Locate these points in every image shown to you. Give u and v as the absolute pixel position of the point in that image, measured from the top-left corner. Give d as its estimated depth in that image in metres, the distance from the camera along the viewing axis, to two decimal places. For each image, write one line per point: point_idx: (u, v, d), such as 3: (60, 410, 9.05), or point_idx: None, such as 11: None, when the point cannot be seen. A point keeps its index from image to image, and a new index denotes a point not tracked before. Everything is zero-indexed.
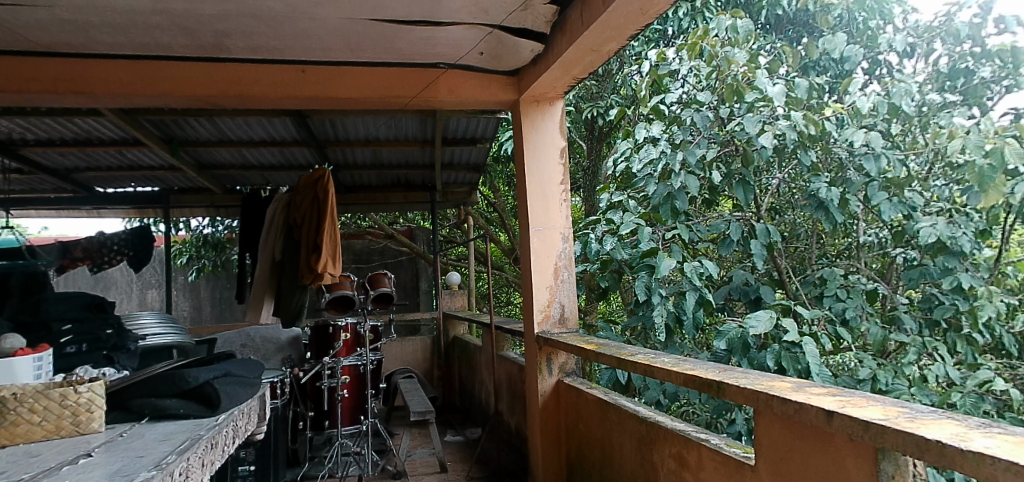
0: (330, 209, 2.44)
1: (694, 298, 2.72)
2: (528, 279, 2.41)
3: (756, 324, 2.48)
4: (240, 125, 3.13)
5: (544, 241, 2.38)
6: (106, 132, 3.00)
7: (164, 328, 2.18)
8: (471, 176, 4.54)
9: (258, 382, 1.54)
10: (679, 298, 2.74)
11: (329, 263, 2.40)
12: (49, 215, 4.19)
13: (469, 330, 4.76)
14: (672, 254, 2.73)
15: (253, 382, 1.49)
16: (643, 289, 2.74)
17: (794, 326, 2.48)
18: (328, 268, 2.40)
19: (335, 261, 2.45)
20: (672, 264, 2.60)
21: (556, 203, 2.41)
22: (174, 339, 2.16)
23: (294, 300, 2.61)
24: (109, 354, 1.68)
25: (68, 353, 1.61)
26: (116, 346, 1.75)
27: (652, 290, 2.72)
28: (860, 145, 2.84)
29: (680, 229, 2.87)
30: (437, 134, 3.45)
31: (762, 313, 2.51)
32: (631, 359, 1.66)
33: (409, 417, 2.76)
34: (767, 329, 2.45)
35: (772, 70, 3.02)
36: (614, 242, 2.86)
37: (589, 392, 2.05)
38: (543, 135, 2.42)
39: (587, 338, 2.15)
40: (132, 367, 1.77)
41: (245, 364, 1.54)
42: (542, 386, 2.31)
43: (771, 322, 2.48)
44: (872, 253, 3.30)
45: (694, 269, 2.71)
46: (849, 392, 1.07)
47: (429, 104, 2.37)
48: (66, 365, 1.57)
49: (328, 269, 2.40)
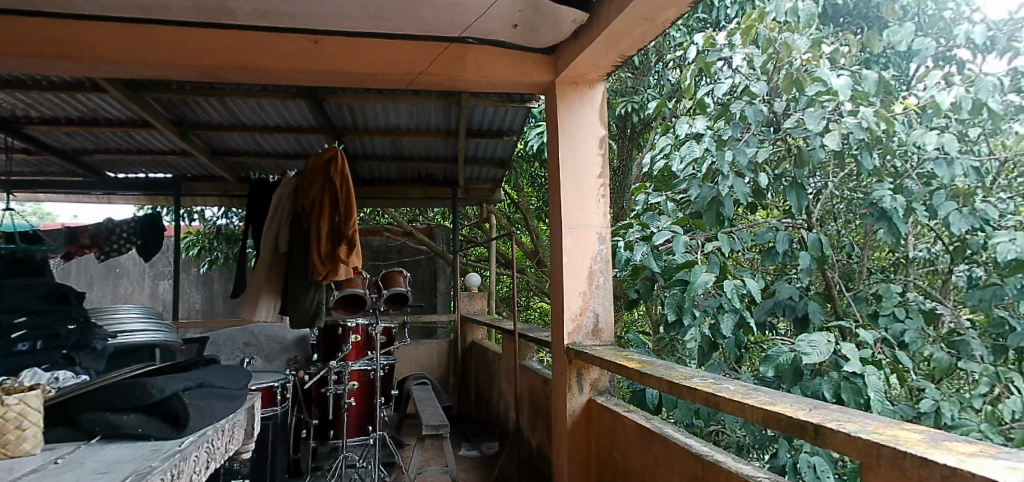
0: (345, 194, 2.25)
1: (732, 320, 2.43)
2: (558, 283, 2.14)
3: (813, 351, 2.14)
4: (252, 108, 2.94)
5: (577, 242, 2.11)
6: (113, 112, 2.84)
7: (149, 324, 2.00)
8: (495, 172, 4.30)
9: (242, 393, 1.29)
10: (715, 321, 2.45)
11: (352, 255, 2.19)
12: (59, 199, 4.07)
13: (489, 335, 4.51)
14: (709, 268, 2.41)
15: (234, 396, 1.24)
16: (673, 307, 2.44)
17: (854, 354, 2.14)
18: (351, 260, 2.19)
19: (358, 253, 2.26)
20: (708, 279, 2.26)
21: (594, 198, 2.14)
22: (159, 338, 1.99)
23: (306, 301, 2.36)
24: (68, 354, 1.49)
25: (16, 352, 1.44)
26: (78, 345, 1.57)
27: (683, 310, 2.42)
28: (931, 148, 2.50)
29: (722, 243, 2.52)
30: (461, 123, 3.23)
31: (818, 336, 2.18)
32: (685, 384, 1.38)
33: (422, 430, 2.50)
34: (826, 356, 2.13)
35: (834, 60, 2.69)
36: (646, 251, 2.55)
37: (627, 417, 1.77)
38: (581, 121, 2.15)
39: (625, 353, 1.87)
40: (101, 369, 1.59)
41: (227, 372, 1.29)
42: (572, 406, 2.04)
43: (830, 347, 2.14)
44: (922, 270, 3.01)
45: (736, 289, 2.35)
46: (1016, 456, 0.78)
47: (454, 83, 2.13)
48: (14, 368, 1.41)
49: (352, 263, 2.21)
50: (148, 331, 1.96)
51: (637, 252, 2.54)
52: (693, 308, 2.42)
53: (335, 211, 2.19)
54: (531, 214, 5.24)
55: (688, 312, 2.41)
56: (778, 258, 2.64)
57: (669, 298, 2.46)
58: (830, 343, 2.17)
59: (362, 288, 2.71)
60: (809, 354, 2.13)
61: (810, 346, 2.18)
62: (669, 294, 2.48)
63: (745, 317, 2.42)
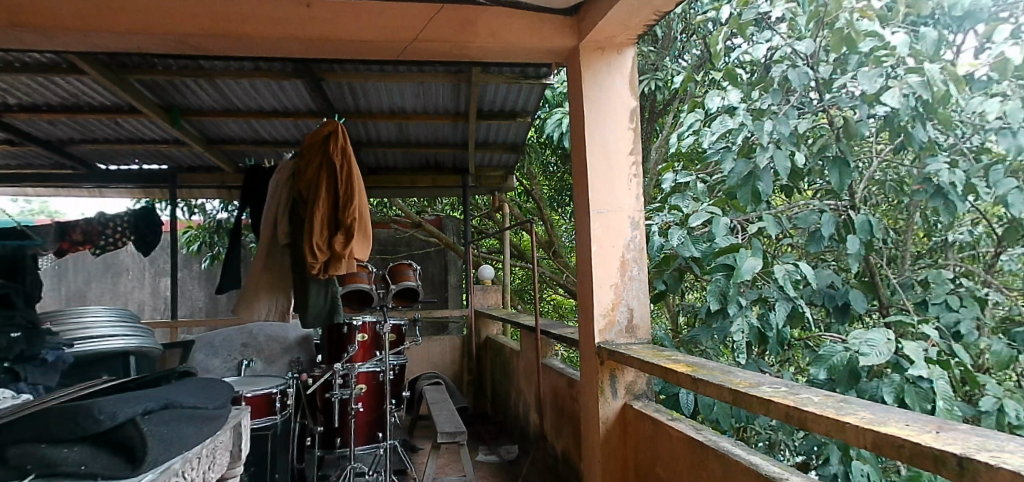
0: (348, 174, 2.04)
1: (786, 309, 2.17)
2: (586, 275, 1.91)
3: (872, 352, 1.85)
4: (246, 89, 2.73)
5: (607, 229, 1.87)
6: (95, 96, 2.69)
7: (123, 326, 1.85)
8: (508, 157, 4.05)
9: (218, 413, 1.05)
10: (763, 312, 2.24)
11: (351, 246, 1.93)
12: (49, 194, 3.91)
13: (504, 330, 4.31)
14: (754, 253, 2.12)
15: (206, 418, 1.00)
16: (717, 296, 2.15)
17: (919, 354, 1.85)
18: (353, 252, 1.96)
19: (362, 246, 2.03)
20: (756, 264, 2.00)
21: (624, 177, 1.89)
22: (133, 342, 1.85)
23: (319, 302, 2.25)
24: (12, 369, 1.33)
25: None
26: (23, 357, 1.40)
27: (728, 298, 2.13)
28: (994, 117, 2.21)
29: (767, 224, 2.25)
30: (472, 104, 2.99)
31: (877, 334, 1.90)
32: (752, 395, 1.14)
33: (435, 438, 2.25)
34: (887, 357, 1.83)
35: (883, 19, 2.41)
36: (683, 236, 2.30)
37: (672, 428, 1.53)
38: (609, 92, 1.90)
39: (668, 354, 1.62)
40: (53, 384, 1.44)
41: (197, 389, 1.04)
42: (605, 413, 1.81)
43: (891, 348, 1.86)
44: (962, 254, 2.74)
45: (788, 274, 2.11)
46: None
47: (465, 51, 1.90)
48: None
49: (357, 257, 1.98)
50: (128, 328, 1.83)
51: (672, 237, 2.30)
52: (739, 296, 2.14)
53: (331, 195, 1.96)
54: (545, 203, 4.98)
55: (736, 302, 2.13)
56: (823, 242, 2.39)
57: (710, 286, 2.18)
58: (890, 342, 1.88)
59: (368, 283, 2.54)
60: (867, 355, 1.83)
61: (868, 346, 1.88)
62: (712, 282, 2.20)
63: (798, 304, 2.16)
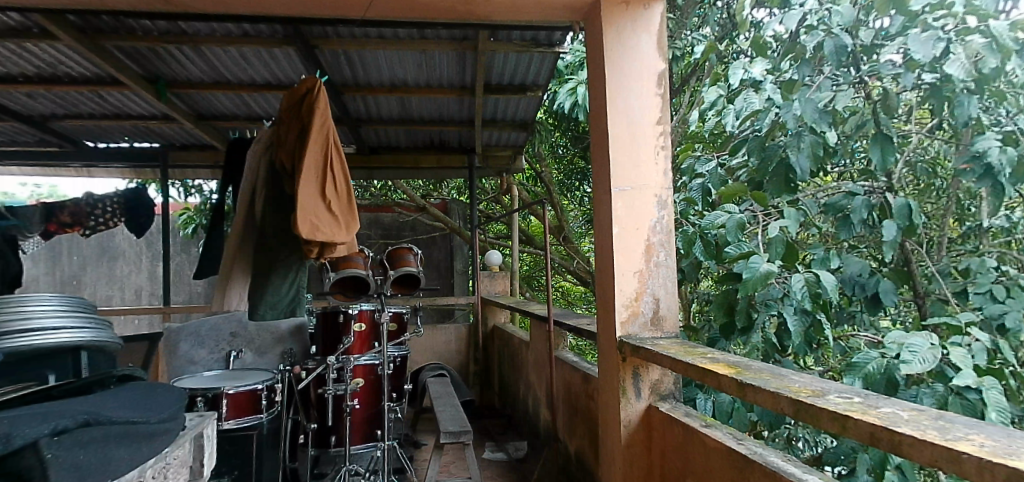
0: (318, 142, 1.69)
1: (800, 319, 1.82)
2: (606, 262, 1.70)
3: (913, 358, 1.46)
4: (234, 57, 2.52)
5: (630, 208, 1.66)
6: (74, 66, 2.50)
7: (78, 319, 1.17)
8: (517, 135, 3.83)
9: (162, 429, 0.83)
10: (779, 321, 1.88)
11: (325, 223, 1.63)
12: (37, 173, 3.75)
13: (512, 319, 4.10)
14: (770, 251, 1.83)
15: (139, 439, 0.78)
16: (743, 314, 1.84)
17: (967, 362, 1.49)
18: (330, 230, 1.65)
19: (336, 226, 1.68)
20: (768, 268, 1.66)
21: (650, 151, 1.67)
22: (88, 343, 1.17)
23: (281, 291, 1.97)
24: None
25: None
26: None
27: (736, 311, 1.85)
28: None
29: (789, 222, 1.86)
30: (478, 76, 2.76)
31: (921, 340, 1.51)
32: (822, 408, 0.93)
33: (438, 439, 2.06)
34: (932, 367, 1.45)
35: None
36: (692, 235, 2.01)
37: (708, 436, 1.32)
38: (634, 54, 1.67)
39: (701, 352, 1.41)
40: None
41: (124, 402, 0.82)
42: (627, 415, 1.60)
43: (937, 355, 1.46)
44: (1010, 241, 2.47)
45: (809, 286, 1.72)
46: None
47: (470, 5, 1.69)
48: None
49: (328, 240, 1.64)
50: (88, 314, 1.19)
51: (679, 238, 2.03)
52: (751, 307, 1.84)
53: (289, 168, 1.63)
54: (554, 187, 4.75)
55: (746, 314, 1.83)
56: (856, 229, 2.01)
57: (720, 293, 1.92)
58: (936, 348, 1.49)
59: (365, 269, 2.37)
60: (909, 363, 1.44)
61: (908, 352, 1.49)
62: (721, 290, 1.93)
63: (817, 315, 1.81)
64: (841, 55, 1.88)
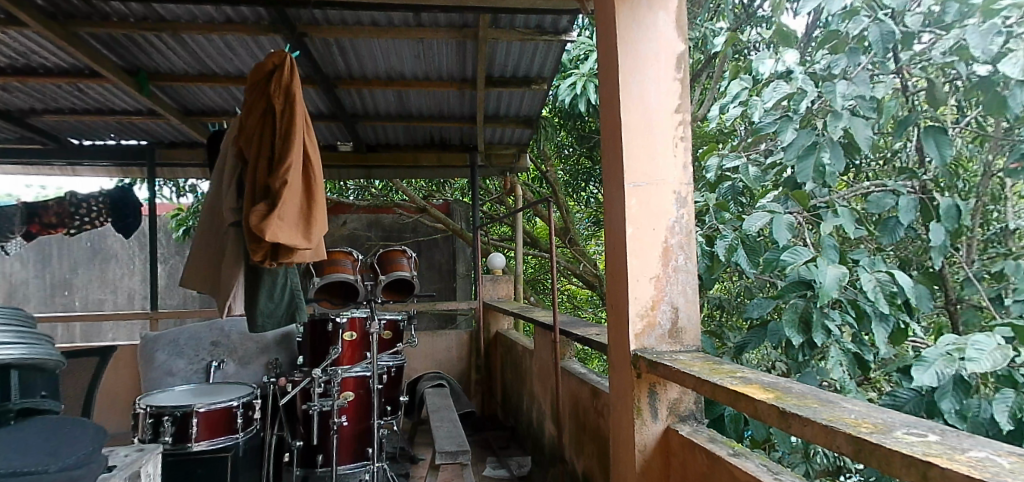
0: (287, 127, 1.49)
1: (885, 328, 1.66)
2: (619, 266, 1.52)
3: (979, 356, 1.27)
4: (219, 47, 2.37)
5: (646, 206, 1.48)
6: (49, 57, 2.36)
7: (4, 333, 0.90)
8: (522, 132, 3.65)
9: (64, 477, 0.80)
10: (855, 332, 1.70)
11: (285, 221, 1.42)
12: (22, 171, 3.62)
13: (515, 325, 3.92)
14: (825, 257, 1.66)
15: None
16: (816, 329, 1.63)
17: None
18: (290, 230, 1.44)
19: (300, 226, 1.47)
20: (837, 272, 1.54)
21: (668, 142, 1.50)
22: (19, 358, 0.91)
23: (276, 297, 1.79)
24: None
25: None
26: None
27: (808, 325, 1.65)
28: None
29: (844, 219, 1.73)
30: (480, 68, 2.60)
31: (986, 338, 1.30)
32: (891, 451, 0.75)
33: (433, 459, 1.88)
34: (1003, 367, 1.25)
35: None
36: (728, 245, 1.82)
37: (736, 467, 1.13)
38: (650, 33, 1.50)
39: (730, 370, 1.23)
40: None
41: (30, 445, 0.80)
42: (642, 439, 1.42)
43: (1007, 354, 1.26)
44: None
45: (881, 286, 1.58)
46: None
47: None
48: None
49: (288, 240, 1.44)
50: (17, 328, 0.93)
51: (719, 247, 1.84)
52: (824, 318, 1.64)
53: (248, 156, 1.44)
54: (560, 188, 4.57)
55: (819, 330, 1.62)
56: (900, 234, 1.83)
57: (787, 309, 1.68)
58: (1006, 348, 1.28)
59: (352, 273, 2.27)
60: (974, 361, 1.26)
61: (974, 350, 1.29)
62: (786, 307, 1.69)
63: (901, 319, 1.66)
64: (888, 42, 1.72)
